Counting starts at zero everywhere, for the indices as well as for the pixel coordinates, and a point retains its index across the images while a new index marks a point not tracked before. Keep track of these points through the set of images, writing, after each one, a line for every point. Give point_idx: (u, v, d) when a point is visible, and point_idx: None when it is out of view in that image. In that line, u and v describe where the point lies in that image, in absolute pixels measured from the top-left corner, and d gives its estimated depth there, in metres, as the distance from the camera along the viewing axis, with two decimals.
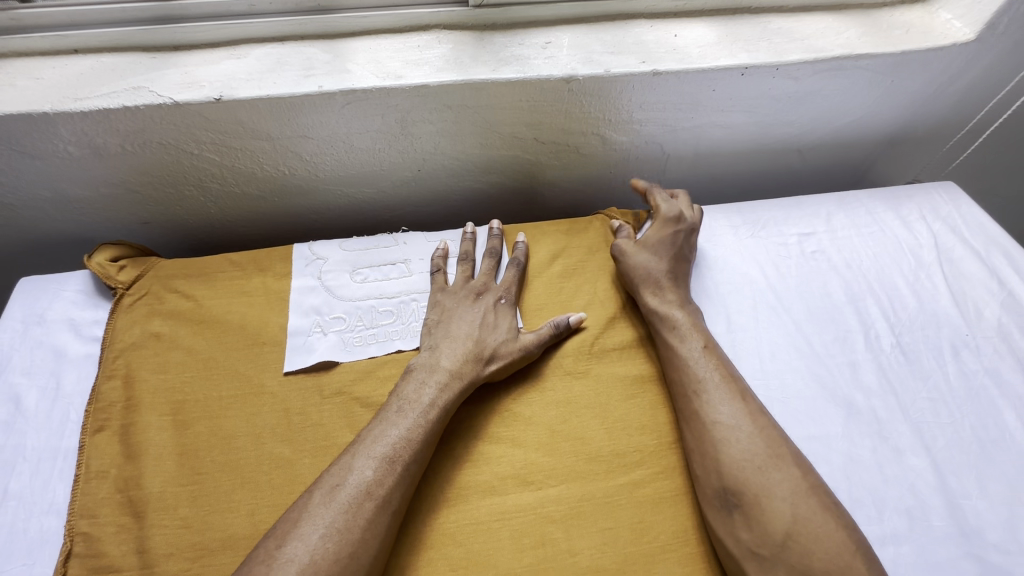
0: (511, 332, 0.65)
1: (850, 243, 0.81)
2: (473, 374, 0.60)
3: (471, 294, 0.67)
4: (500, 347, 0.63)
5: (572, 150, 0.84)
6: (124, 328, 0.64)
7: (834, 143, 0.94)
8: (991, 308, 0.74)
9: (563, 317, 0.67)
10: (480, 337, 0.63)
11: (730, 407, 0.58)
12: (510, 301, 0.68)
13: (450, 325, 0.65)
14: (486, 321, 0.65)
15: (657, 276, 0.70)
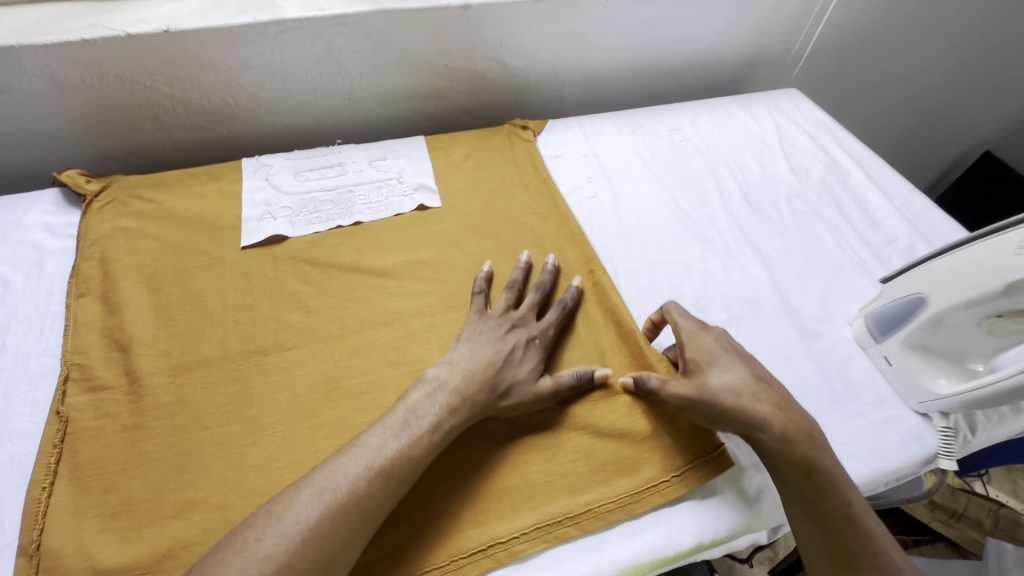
0: (532, 375, 0.62)
1: (711, 134, 0.99)
2: (479, 403, 0.58)
3: (507, 324, 0.65)
4: (518, 384, 0.61)
5: (479, 76, 1.00)
6: (96, 226, 0.74)
7: (700, 64, 1.14)
8: (817, 170, 0.94)
9: (587, 369, 0.63)
10: (501, 367, 0.61)
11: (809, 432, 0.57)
12: (545, 345, 0.66)
13: (472, 345, 0.63)
14: (512, 355, 0.62)
15: (736, 398, 0.58)
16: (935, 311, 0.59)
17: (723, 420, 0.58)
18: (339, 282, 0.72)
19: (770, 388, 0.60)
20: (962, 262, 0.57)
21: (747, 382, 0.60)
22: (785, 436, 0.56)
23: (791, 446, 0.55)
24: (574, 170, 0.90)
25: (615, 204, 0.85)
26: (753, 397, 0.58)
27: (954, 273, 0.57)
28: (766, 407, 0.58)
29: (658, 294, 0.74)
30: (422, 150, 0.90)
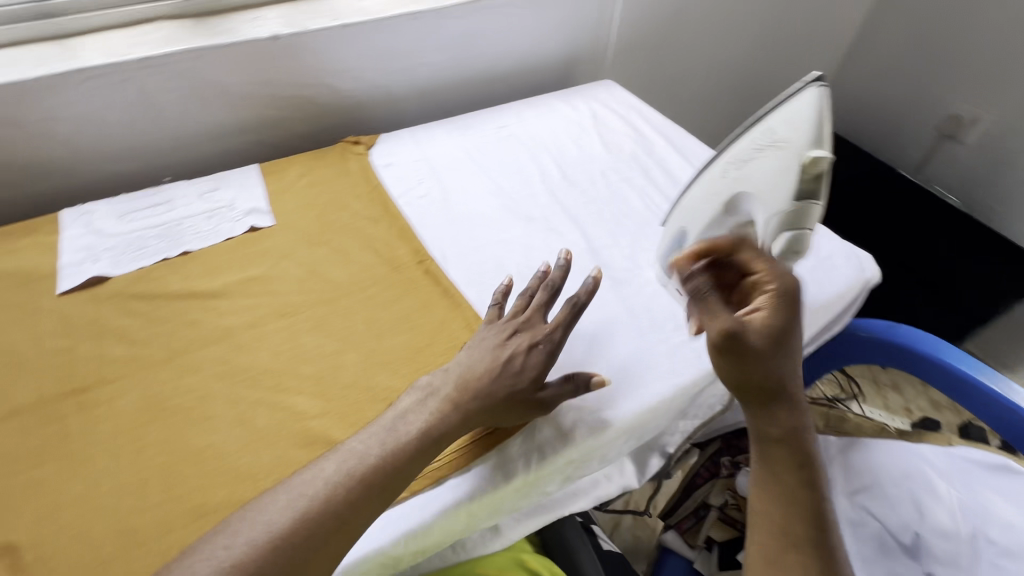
0: (532, 380, 0.63)
1: (533, 127, 1.10)
2: (478, 412, 0.60)
3: (510, 330, 0.66)
4: (519, 388, 0.62)
5: (310, 102, 1.04)
6: None
7: (524, 69, 1.25)
8: (626, 144, 1.06)
9: (581, 375, 0.65)
10: (503, 373, 0.62)
11: (802, 426, 0.54)
12: (550, 351, 0.66)
13: (471, 352, 0.65)
14: (513, 361, 0.63)
15: (789, 368, 0.53)
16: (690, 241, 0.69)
17: (760, 382, 0.52)
18: (166, 310, 0.72)
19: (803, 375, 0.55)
20: (697, 194, 0.69)
21: (795, 358, 0.54)
22: (776, 410, 0.53)
23: (784, 417, 0.54)
24: (407, 174, 0.96)
25: (445, 199, 0.92)
26: (795, 370, 0.53)
27: (694, 204, 0.69)
28: (790, 383, 0.54)
29: (484, 271, 0.81)
30: (254, 176, 0.93)
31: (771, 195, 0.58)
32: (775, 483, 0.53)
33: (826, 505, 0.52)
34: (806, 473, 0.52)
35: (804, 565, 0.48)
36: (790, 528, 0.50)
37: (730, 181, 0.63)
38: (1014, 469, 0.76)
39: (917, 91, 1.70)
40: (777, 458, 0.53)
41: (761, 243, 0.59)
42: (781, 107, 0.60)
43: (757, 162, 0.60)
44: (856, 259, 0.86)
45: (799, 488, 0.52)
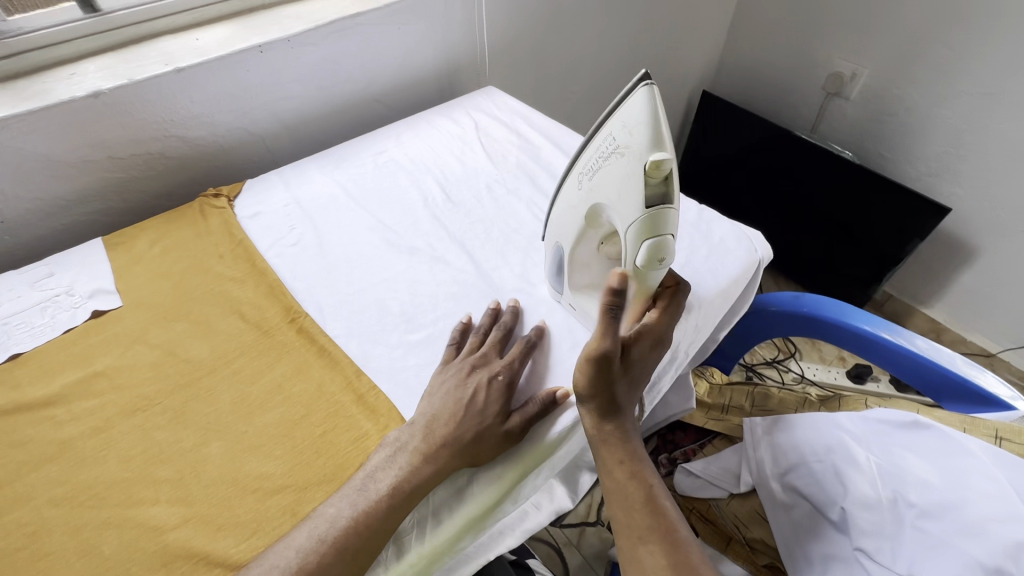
0: (498, 413, 0.62)
1: (413, 148, 1.04)
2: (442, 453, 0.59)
3: (466, 368, 0.65)
4: (487, 421, 0.61)
5: (158, 157, 0.94)
6: None
7: (401, 86, 1.19)
8: (511, 153, 1.02)
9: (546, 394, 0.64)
10: (467, 409, 0.61)
11: (633, 429, 0.61)
12: (511, 380, 0.65)
13: (433, 395, 0.63)
14: (472, 397, 0.62)
15: (625, 388, 0.60)
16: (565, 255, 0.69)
17: (605, 400, 0.59)
18: None
19: (636, 382, 0.63)
20: (563, 208, 0.68)
21: (636, 375, 0.62)
22: (611, 418, 0.60)
23: (616, 423, 0.60)
24: (276, 222, 0.88)
25: (319, 243, 0.85)
26: (632, 385, 0.61)
27: (563, 219, 0.68)
28: (625, 396, 0.61)
29: (364, 318, 0.74)
30: (98, 251, 0.83)
31: (626, 205, 0.57)
32: (617, 485, 0.58)
33: (659, 491, 0.59)
34: (638, 468, 0.59)
35: (655, 552, 0.55)
36: (638, 521, 0.56)
37: (588, 192, 0.63)
38: (923, 424, 0.77)
39: (797, 55, 1.75)
40: (619, 460, 0.59)
41: (632, 255, 0.58)
42: (619, 108, 0.57)
43: (606, 171, 0.59)
44: (747, 239, 0.85)
45: (638, 483, 0.58)
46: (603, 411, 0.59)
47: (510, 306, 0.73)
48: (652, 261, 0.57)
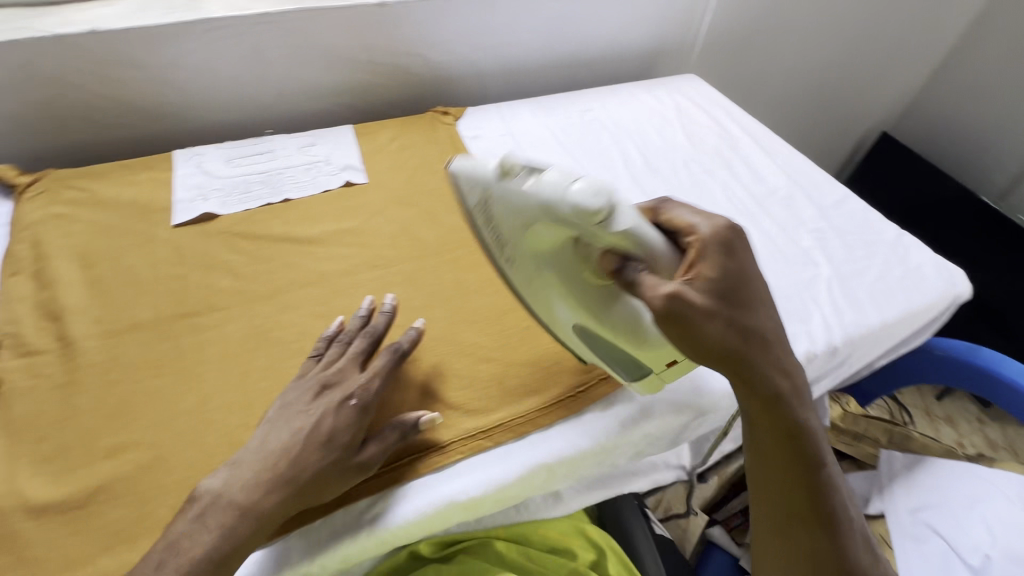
0: (348, 441, 0.54)
1: (617, 113, 1.10)
2: (243, 476, 0.50)
3: (315, 389, 0.57)
4: (327, 450, 0.53)
5: (403, 70, 1.08)
6: (29, 214, 0.78)
7: (609, 56, 1.26)
8: (711, 138, 1.06)
9: (410, 415, 0.58)
10: (281, 444, 0.53)
11: (795, 393, 0.54)
12: (363, 402, 0.56)
13: (270, 430, 0.54)
14: (317, 425, 0.54)
15: (719, 322, 0.50)
16: (596, 317, 0.58)
17: (723, 346, 0.50)
18: (269, 250, 0.77)
19: (758, 307, 0.53)
20: (536, 297, 0.61)
21: (728, 304, 0.51)
22: (755, 377, 0.53)
23: (761, 394, 0.53)
24: (491, 148, 0.98)
25: None
26: (736, 307, 0.51)
27: (562, 292, 0.59)
28: (742, 333, 0.51)
29: None
30: (350, 136, 0.97)
31: (533, 203, 0.51)
32: (777, 468, 0.55)
33: (827, 487, 0.54)
34: (805, 447, 0.54)
35: (810, 544, 0.54)
36: (798, 508, 0.54)
37: (503, 246, 0.57)
38: None
39: None
40: (777, 441, 0.54)
41: (574, 214, 0.49)
42: (455, 195, 0.55)
43: (490, 213, 0.55)
44: (947, 272, 0.84)
45: (808, 468, 0.54)
46: (739, 371, 0.52)
47: (359, 312, 0.65)
48: (586, 201, 0.48)
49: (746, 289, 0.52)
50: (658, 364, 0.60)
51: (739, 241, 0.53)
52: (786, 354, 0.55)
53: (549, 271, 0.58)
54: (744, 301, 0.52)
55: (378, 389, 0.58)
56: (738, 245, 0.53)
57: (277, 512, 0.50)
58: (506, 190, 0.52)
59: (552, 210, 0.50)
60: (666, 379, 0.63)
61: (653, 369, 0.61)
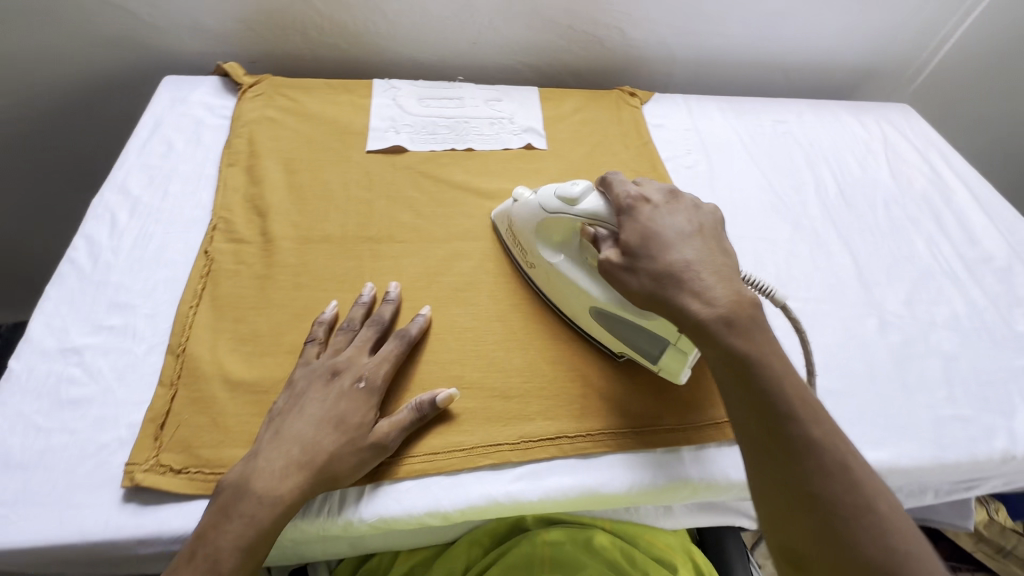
0: (363, 421, 0.53)
1: (815, 131, 1.00)
2: (258, 461, 0.50)
3: (326, 373, 0.56)
4: (339, 432, 0.52)
5: (597, 42, 1.04)
6: (248, 111, 0.84)
7: (812, 67, 1.15)
8: (920, 181, 0.94)
9: (426, 396, 0.56)
10: (294, 430, 0.52)
11: (719, 315, 0.50)
12: (370, 384, 0.56)
13: (292, 413, 0.53)
14: (331, 408, 0.53)
15: (639, 268, 0.54)
16: (605, 296, 0.61)
17: (644, 290, 0.54)
18: (448, 195, 0.78)
19: (672, 248, 0.55)
20: (562, 300, 0.66)
21: (641, 254, 0.55)
22: (679, 311, 0.52)
23: (684, 322, 0.52)
24: (675, 140, 0.93)
25: (711, 177, 0.88)
26: (647, 254, 0.55)
27: (570, 288, 0.64)
28: (655, 275, 0.54)
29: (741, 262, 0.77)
30: (535, 98, 0.95)
31: (549, 206, 0.64)
32: (730, 396, 0.50)
33: (800, 445, 0.46)
34: (750, 370, 0.49)
35: (781, 477, 0.46)
36: (763, 438, 0.47)
37: (528, 258, 0.68)
38: None
39: None
40: (723, 369, 0.50)
41: (563, 207, 0.63)
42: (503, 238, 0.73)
43: (519, 237, 0.69)
44: None
45: (761, 395, 0.48)
46: (659, 308, 0.53)
47: (363, 298, 0.63)
48: (570, 192, 0.62)
49: (658, 238, 0.55)
50: (670, 334, 0.58)
51: (648, 206, 0.58)
52: (706, 278, 0.52)
53: (561, 262, 0.65)
54: (669, 246, 0.55)
55: (388, 367, 0.58)
56: (645, 210, 0.58)
57: (300, 496, 0.49)
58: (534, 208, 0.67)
59: (547, 208, 0.65)
60: (687, 351, 0.59)
61: (670, 342, 0.59)
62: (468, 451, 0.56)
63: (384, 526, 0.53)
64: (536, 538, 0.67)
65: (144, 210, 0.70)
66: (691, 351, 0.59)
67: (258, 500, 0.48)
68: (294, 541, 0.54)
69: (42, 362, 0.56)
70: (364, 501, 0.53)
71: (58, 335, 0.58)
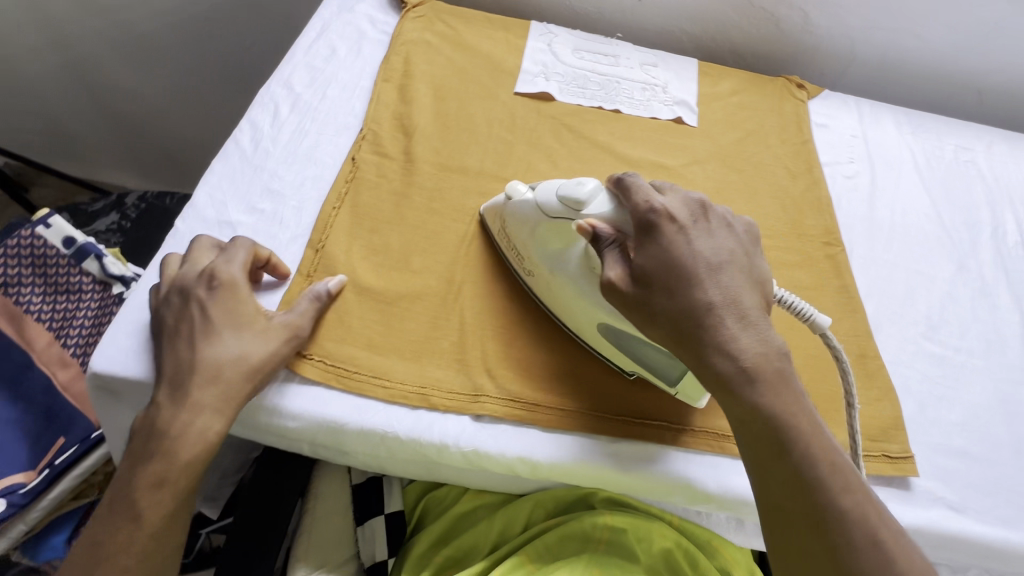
0: (249, 316, 0.52)
1: (1004, 167, 0.87)
2: (156, 402, 0.48)
3: (181, 297, 0.51)
4: (223, 332, 0.50)
5: (773, 22, 0.94)
6: (408, 30, 0.84)
7: (1015, 94, 0.99)
8: None
9: (318, 288, 0.56)
10: (172, 363, 0.49)
11: (744, 371, 0.46)
12: (229, 281, 0.52)
13: (167, 340, 0.50)
14: (202, 326, 0.50)
15: (657, 301, 0.48)
16: (610, 312, 0.55)
17: (675, 325, 0.48)
18: (588, 154, 0.76)
19: (703, 282, 0.48)
20: (569, 306, 0.59)
21: (666, 285, 0.48)
22: (698, 351, 0.47)
23: (711, 372, 0.47)
24: (838, 144, 0.84)
25: (871, 193, 0.80)
26: (666, 287, 0.48)
27: (577, 301, 0.57)
28: (683, 309, 0.47)
29: (888, 292, 0.70)
30: (693, 71, 0.89)
31: (551, 210, 0.57)
32: (752, 452, 0.47)
33: (829, 518, 0.43)
34: (777, 431, 0.45)
35: (801, 548, 0.44)
36: (784, 500, 0.45)
37: (521, 257, 0.61)
38: None
39: None
40: (746, 426, 0.47)
41: (565, 205, 0.56)
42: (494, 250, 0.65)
43: (508, 219, 0.62)
44: None
45: (784, 457, 0.45)
46: (686, 346, 0.48)
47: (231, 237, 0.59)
48: (573, 192, 0.55)
49: (682, 269, 0.48)
50: (692, 356, 0.53)
51: (677, 225, 0.50)
52: (740, 320, 0.47)
53: (560, 271, 0.58)
54: (693, 279, 0.48)
55: (244, 268, 0.54)
56: (669, 231, 0.50)
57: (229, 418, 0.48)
58: (530, 211, 0.60)
59: (548, 208, 0.58)
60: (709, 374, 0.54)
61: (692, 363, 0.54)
62: (578, 412, 0.56)
63: (475, 460, 0.54)
64: (598, 518, 0.64)
65: (303, 107, 0.73)
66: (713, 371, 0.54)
67: (172, 444, 0.46)
68: (390, 454, 0.55)
69: (202, 228, 0.61)
70: (465, 432, 0.54)
71: (218, 207, 0.63)
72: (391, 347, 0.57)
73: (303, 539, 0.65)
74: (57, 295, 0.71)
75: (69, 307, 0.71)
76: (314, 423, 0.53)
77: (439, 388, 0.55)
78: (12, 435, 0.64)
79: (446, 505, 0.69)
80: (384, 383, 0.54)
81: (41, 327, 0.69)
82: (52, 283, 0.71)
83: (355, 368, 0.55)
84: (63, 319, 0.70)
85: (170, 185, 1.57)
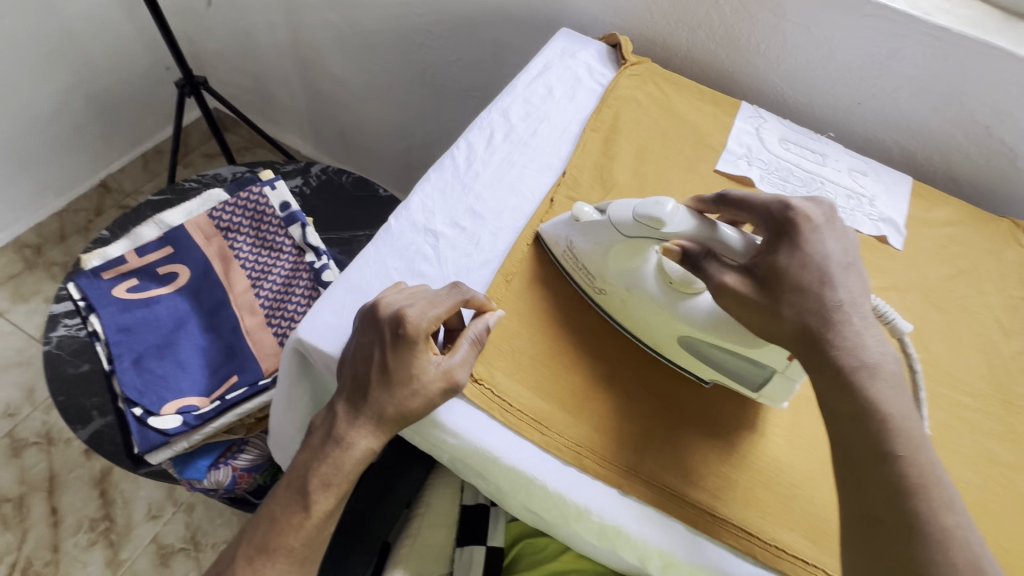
0: (421, 370, 0.52)
1: None
2: (336, 410, 0.54)
3: (374, 332, 0.53)
4: (394, 380, 0.52)
5: (1008, 158, 0.84)
6: (622, 85, 0.86)
7: None
8: None
9: (484, 325, 0.57)
10: (349, 383, 0.54)
11: (863, 363, 0.46)
12: (412, 332, 0.51)
13: (349, 362, 0.54)
14: (374, 364, 0.52)
15: (782, 298, 0.49)
16: (703, 324, 0.55)
17: (797, 319, 0.48)
18: None
19: (829, 284, 0.49)
20: (635, 323, 0.60)
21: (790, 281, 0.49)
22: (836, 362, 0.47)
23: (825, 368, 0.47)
24: None
25: None
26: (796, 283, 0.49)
27: (651, 316, 0.58)
28: (803, 307, 0.48)
29: None
30: (905, 188, 0.83)
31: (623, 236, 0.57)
32: (853, 465, 0.45)
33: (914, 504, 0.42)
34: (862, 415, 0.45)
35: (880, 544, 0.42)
36: (874, 499, 0.43)
37: (594, 280, 0.61)
38: None
39: None
40: (854, 434, 0.45)
41: (642, 226, 0.54)
42: (559, 263, 0.64)
43: (582, 257, 0.61)
44: None
45: (878, 455, 0.44)
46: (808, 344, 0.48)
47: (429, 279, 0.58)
48: (649, 211, 0.53)
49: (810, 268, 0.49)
50: (780, 361, 0.53)
51: (811, 222, 0.51)
52: (862, 325, 0.48)
53: (637, 290, 0.58)
54: (820, 274, 0.49)
55: (440, 319, 0.53)
56: (804, 230, 0.51)
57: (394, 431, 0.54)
58: (602, 228, 0.59)
59: (623, 228, 0.56)
60: (796, 381, 0.53)
61: (775, 369, 0.54)
62: (730, 525, 0.52)
63: (610, 533, 0.53)
64: None
65: (515, 138, 0.77)
66: (796, 378, 0.53)
67: (340, 447, 0.52)
68: (528, 497, 0.56)
69: (410, 231, 0.66)
70: (609, 505, 0.53)
71: (427, 214, 0.67)
72: (554, 392, 0.57)
73: (407, 543, 0.67)
74: (261, 250, 0.79)
75: (267, 263, 0.78)
76: (471, 446, 0.54)
77: (593, 450, 0.54)
78: (199, 361, 0.73)
79: (540, 558, 0.69)
80: (542, 429, 0.55)
81: (242, 274, 0.78)
82: (261, 238, 0.79)
83: (518, 407, 0.56)
84: (260, 273, 0.78)
85: (340, 160, 1.73)
